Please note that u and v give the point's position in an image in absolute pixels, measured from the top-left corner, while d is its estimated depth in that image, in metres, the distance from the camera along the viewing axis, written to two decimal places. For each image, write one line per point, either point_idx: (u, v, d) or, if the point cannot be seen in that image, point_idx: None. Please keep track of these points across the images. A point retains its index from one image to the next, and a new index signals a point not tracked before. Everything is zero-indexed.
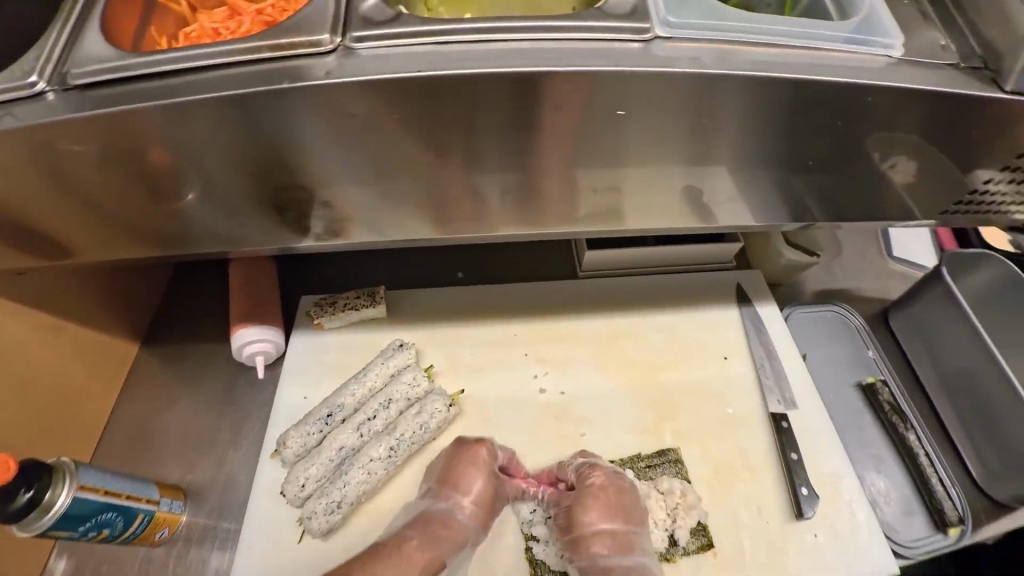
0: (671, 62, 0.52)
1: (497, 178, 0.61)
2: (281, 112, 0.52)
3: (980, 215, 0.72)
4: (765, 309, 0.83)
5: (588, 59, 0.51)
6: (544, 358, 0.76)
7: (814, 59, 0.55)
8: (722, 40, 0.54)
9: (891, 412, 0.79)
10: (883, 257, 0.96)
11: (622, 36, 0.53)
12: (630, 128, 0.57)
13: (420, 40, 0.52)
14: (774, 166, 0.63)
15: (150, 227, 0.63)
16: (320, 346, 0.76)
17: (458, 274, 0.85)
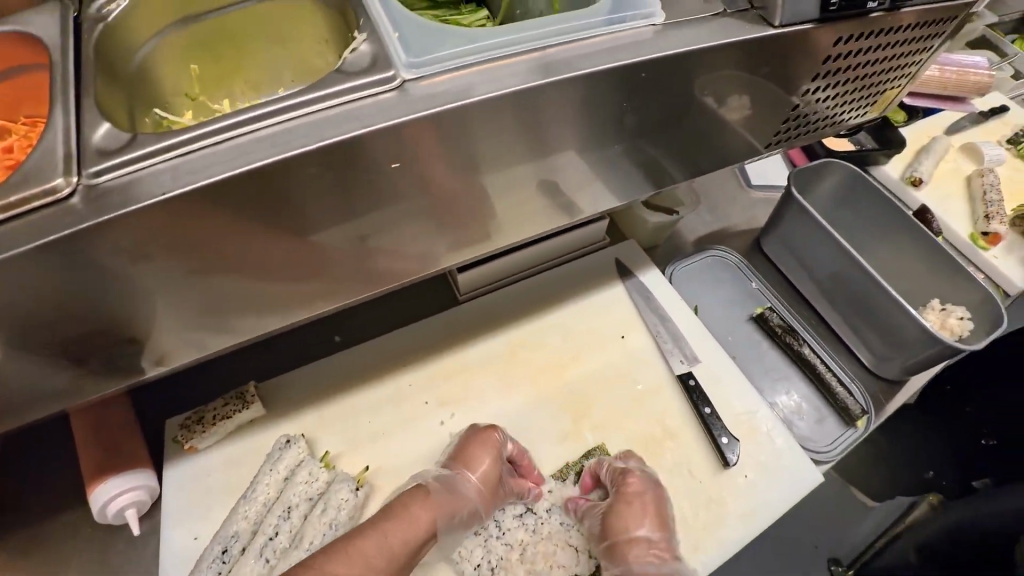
0: (434, 100, 0.47)
1: (320, 249, 0.53)
2: (32, 266, 0.42)
3: (803, 137, 0.75)
4: (648, 274, 0.85)
5: (350, 124, 0.45)
6: (448, 400, 0.72)
7: (583, 50, 0.52)
8: (487, 59, 0.50)
9: (783, 333, 0.83)
10: (743, 188, 1.01)
11: (369, 89, 0.47)
12: (432, 165, 0.51)
13: (157, 149, 0.43)
14: (606, 150, 0.61)
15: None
16: (201, 473, 0.68)
17: (336, 336, 0.80)
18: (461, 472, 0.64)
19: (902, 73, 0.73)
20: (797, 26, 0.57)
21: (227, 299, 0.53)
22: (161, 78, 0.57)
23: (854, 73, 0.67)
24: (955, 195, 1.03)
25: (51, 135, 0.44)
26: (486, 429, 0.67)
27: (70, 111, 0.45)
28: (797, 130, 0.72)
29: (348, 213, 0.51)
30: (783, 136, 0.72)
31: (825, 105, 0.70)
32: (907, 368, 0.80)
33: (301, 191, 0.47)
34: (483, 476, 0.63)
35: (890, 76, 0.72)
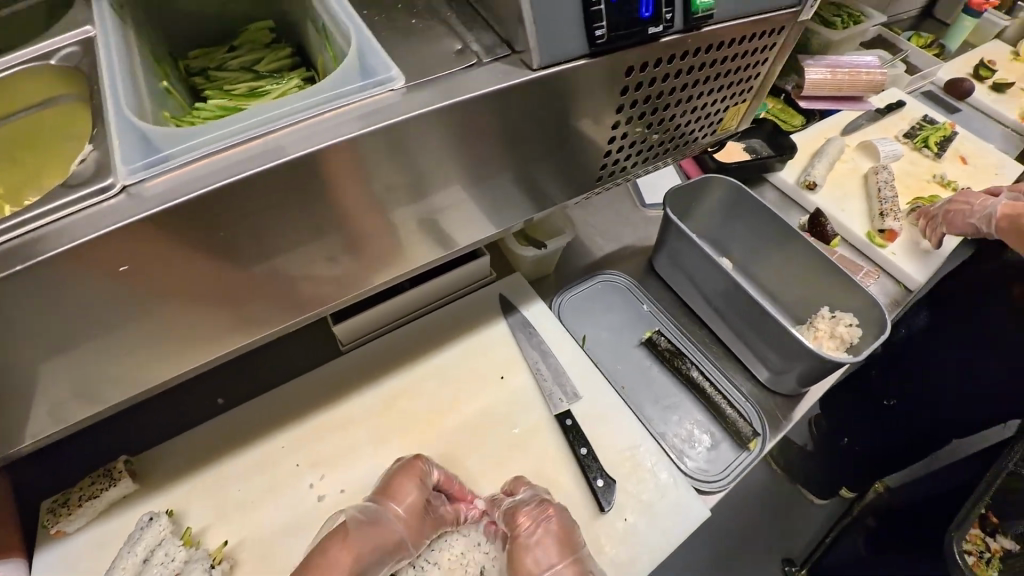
0: (164, 201, 0.41)
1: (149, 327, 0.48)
2: None
3: (638, 166, 0.68)
4: (532, 307, 0.85)
5: (80, 231, 0.40)
6: (319, 461, 0.71)
7: (305, 132, 0.45)
8: (220, 152, 0.44)
9: (672, 357, 0.83)
10: (638, 207, 1.03)
11: (93, 198, 0.42)
12: (237, 231, 0.46)
13: None
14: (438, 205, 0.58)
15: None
16: (63, 560, 0.66)
17: (219, 399, 0.79)
18: (387, 502, 0.63)
19: (733, 88, 0.67)
20: (565, 65, 0.48)
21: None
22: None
23: (669, 97, 0.60)
24: (852, 194, 1.03)
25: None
26: (411, 459, 0.67)
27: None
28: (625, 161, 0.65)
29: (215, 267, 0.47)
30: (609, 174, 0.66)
31: (649, 131, 0.64)
32: (796, 383, 0.81)
33: (119, 262, 0.42)
34: (407, 508, 0.62)
35: (720, 93, 0.66)
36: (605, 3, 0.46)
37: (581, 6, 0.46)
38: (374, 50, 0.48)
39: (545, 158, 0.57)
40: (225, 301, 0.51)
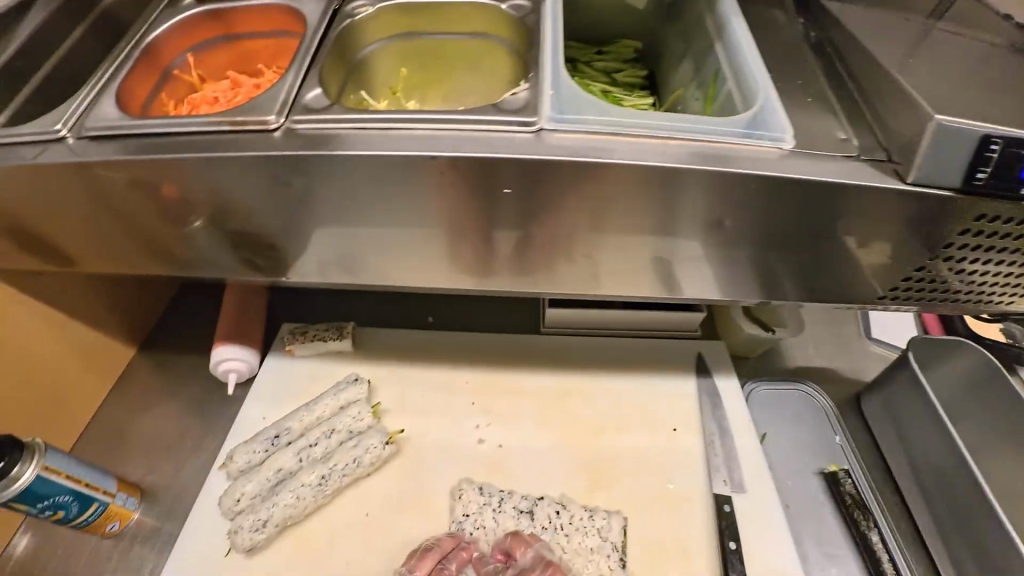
0: (560, 150, 0.57)
1: (431, 238, 0.65)
2: (259, 162, 0.60)
3: (931, 304, 0.68)
4: (725, 381, 0.83)
5: (505, 149, 0.57)
6: (490, 409, 0.77)
7: (689, 151, 0.57)
8: (616, 133, 0.59)
9: (853, 506, 0.73)
10: (862, 336, 0.96)
11: (511, 128, 0.59)
12: (574, 198, 0.60)
13: (369, 125, 0.60)
14: (709, 248, 0.65)
15: (132, 249, 0.71)
16: (288, 372, 0.82)
17: (429, 318, 0.91)
18: None
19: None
20: (931, 190, 0.55)
21: (362, 245, 0.68)
22: (377, 68, 0.77)
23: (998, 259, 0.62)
24: None
25: (280, 87, 0.64)
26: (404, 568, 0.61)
27: (299, 74, 0.65)
28: (921, 293, 0.66)
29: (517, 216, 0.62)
30: (896, 294, 0.67)
31: (959, 279, 0.64)
32: None
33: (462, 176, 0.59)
34: None
35: None
36: (1000, 152, 0.52)
37: (974, 151, 0.53)
38: (776, 111, 0.59)
39: (832, 249, 0.62)
40: (450, 234, 0.65)
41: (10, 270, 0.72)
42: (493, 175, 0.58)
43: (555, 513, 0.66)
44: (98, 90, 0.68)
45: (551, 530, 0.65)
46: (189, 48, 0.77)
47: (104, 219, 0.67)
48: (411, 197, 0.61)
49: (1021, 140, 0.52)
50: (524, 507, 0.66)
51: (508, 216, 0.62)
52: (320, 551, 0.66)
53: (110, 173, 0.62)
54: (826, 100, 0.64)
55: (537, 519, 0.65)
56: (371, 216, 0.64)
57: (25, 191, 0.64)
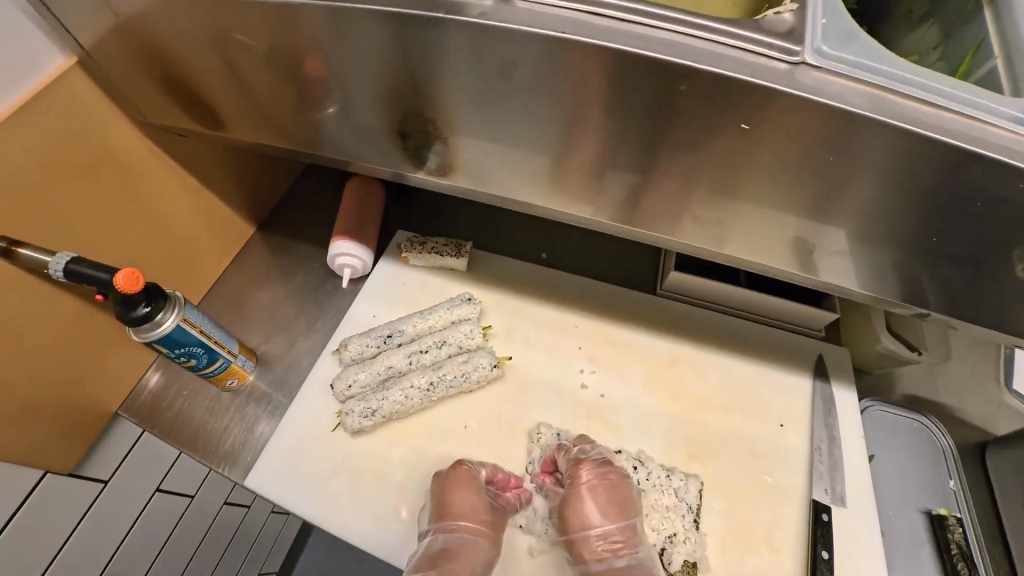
0: (819, 93, 0.47)
1: (574, 165, 0.62)
2: (447, 47, 0.53)
3: None
4: (842, 390, 0.78)
5: (772, 76, 0.48)
6: (597, 358, 0.76)
7: (950, 124, 0.47)
8: (881, 86, 0.48)
9: (957, 556, 0.69)
10: (998, 385, 0.84)
11: (771, 53, 0.49)
12: (783, 146, 0.51)
13: (601, 11, 0.50)
14: (897, 242, 0.58)
15: (280, 125, 0.70)
16: (400, 278, 0.83)
17: (543, 254, 0.88)
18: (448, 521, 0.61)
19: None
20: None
21: (517, 163, 0.64)
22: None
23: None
24: None
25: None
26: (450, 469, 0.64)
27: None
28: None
29: (669, 155, 0.56)
30: None
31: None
32: None
33: (653, 104, 0.52)
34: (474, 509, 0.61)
35: None
36: None
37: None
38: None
39: None
40: (590, 165, 0.61)
41: (151, 123, 0.71)
42: (703, 115, 0.51)
43: (633, 469, 0.66)
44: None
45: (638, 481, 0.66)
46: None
47: (254, 90, 0.65)
48: (583, 119, 0.56)
49: None
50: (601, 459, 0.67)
51: (686, 162, 0.56)
52: (416, 447, 0.69)
53: (246, 42, 0.58)
54: None
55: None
56: (540, 135, 0.59)
57: (179, 37, 0.60)
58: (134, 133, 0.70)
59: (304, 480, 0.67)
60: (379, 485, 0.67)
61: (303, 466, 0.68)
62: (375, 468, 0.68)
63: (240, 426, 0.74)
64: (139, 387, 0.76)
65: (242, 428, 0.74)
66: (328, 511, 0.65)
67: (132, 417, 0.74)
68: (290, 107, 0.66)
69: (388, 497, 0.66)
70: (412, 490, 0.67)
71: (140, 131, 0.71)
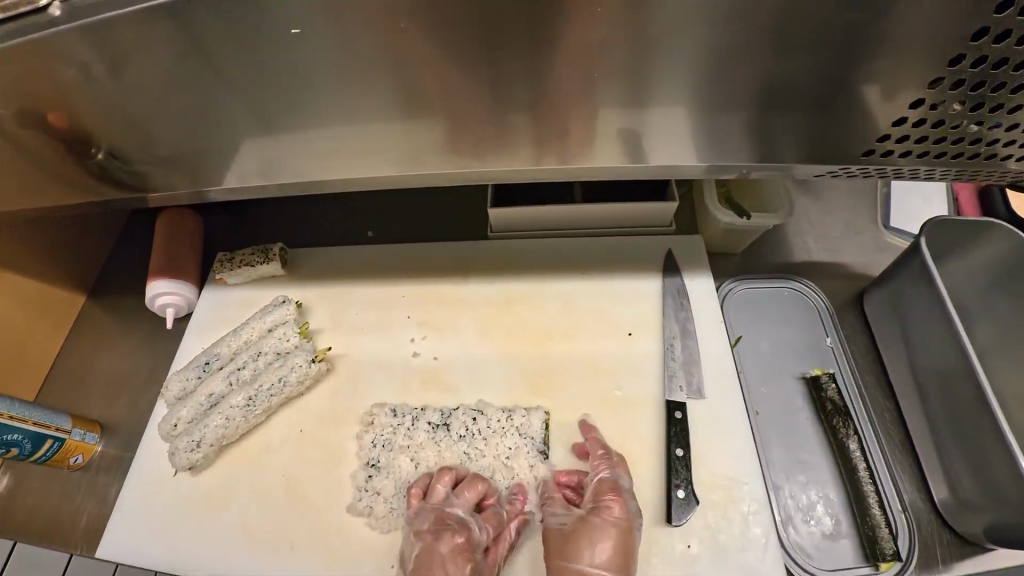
0: None
1: (297, 124, 0.57)
2: (92, 51, 0.49)
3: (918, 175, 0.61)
4: (696, 279, 0.73)
5: None
6: (426, 322, 0.72)
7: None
8: None
9: (832, 412, 0.65)
10: (877, 226, 0.80)
11: None
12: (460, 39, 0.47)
13: None
14: (636, 100, 0.52)
15: (31, 183, 0.65)
16: (223, 300, 0.79)
17: (369, 232, 0.84)
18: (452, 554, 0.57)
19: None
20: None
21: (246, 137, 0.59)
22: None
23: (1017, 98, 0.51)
24: None
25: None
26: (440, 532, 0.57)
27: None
28: (917, 144, 0.56)
29: (366, 81, 0.52)
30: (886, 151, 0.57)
31: (960, 125, 0.54)
32: (979, 526, 0.59)
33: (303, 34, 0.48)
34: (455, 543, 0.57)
35: None
36: None
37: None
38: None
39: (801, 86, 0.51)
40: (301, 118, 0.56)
41: None
42: (373, 30, 0.47)
43: (471, 421, 0.63)
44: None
45: (484, 427, 0.63)
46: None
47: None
48: (269, 66, 0.51)
49: None
50: (438, 421, 0.64)
51: (393, 82, 0.52)
52: (257, 464, 0.67)
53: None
54: None
55: (452, 429, 0.63)
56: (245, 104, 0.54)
57: None
58: None
59: (153, 531, 0.65)
60: (228, 512, 0.65)
61: (151, 516, 0.66)
62: (220, 497, 0.66)
63: (93, 498, 0.73)
64: None
65: (96, 500, 0.74)
66: (179, 553, 0.63)
67: None
68: (59, 150, 0.61)
69: (236, 523, 0.64)
70: (259, 511, 0.64)
71: None
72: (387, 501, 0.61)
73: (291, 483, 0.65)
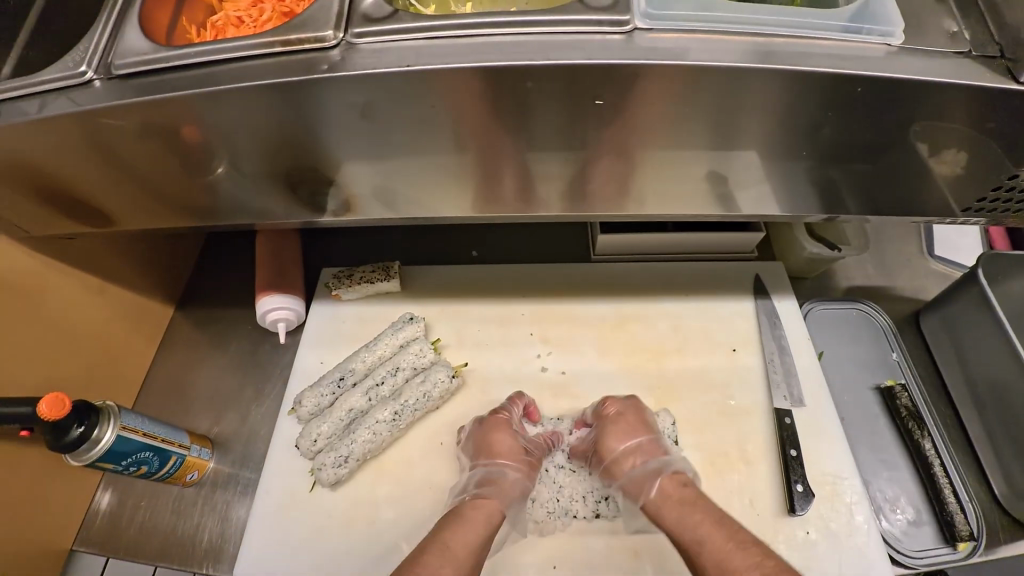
0: (659, 54, 0.49)
1: (473, 173, 0.60)
2: (320, 98, 0.51)
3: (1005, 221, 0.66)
4: (784, 300, 0.82)
5: (567, 53, 0.49)
6: (549, 339, 0.77)
7: (799, 48, 0.50)
8: (704, 30, 0.50)
9: (906, 417, 0.76)
10: (923, 255, 0.92)
11: (600, 29, 0.50)
12: (664, 110, 0.53)
13: (410, 32, 0.50)
14: (785, 161, 0.59)
15: (182, 202, 0.65)
16: (337, 316, 0.80)
17: (473, 252, 0.88)
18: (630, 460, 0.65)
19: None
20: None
21: (420, 175, 0.61)
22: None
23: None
24: None
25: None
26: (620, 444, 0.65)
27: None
28: (1006, 204, 0.62)
29: (556, 141, 0.56)
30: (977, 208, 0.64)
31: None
32: None
33: (519, 95, 0.51)
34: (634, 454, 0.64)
35: None
36: None
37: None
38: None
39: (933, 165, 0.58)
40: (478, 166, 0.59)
41: (38, 236, 0.66)
42: (589, 99, 0.52)
43: None
44: (119, 16, 0.53)
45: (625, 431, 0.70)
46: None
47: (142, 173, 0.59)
48: (474, 122, 0.54)
49: None
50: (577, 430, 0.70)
51: (584, 140, 0.56)
52: (397, 477, 0.69)
53: (112, 122, 0.53)
54: None
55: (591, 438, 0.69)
56: (440, 156, 0.58)
57: (52, 145, 0.55)
58: (21, 253, 0.65)
59: (297, 544, 0.67)
60: (374, 524, 0.67)
61: (292, 530, 0.67)
62: (365, 510, 0.68)
63: (213, 517, 0.72)
64: (92, 511, 0.73)
65: (216, 518, 0.72)
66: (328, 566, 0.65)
67: (91, 547, 0.71)
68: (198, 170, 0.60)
69: (385, 534, 0.67)
70: (405, 520, 0.67)
71: (25, 245, 0.65)
72: (543, 505, 0.66)
73: (436, 492, 0.69)
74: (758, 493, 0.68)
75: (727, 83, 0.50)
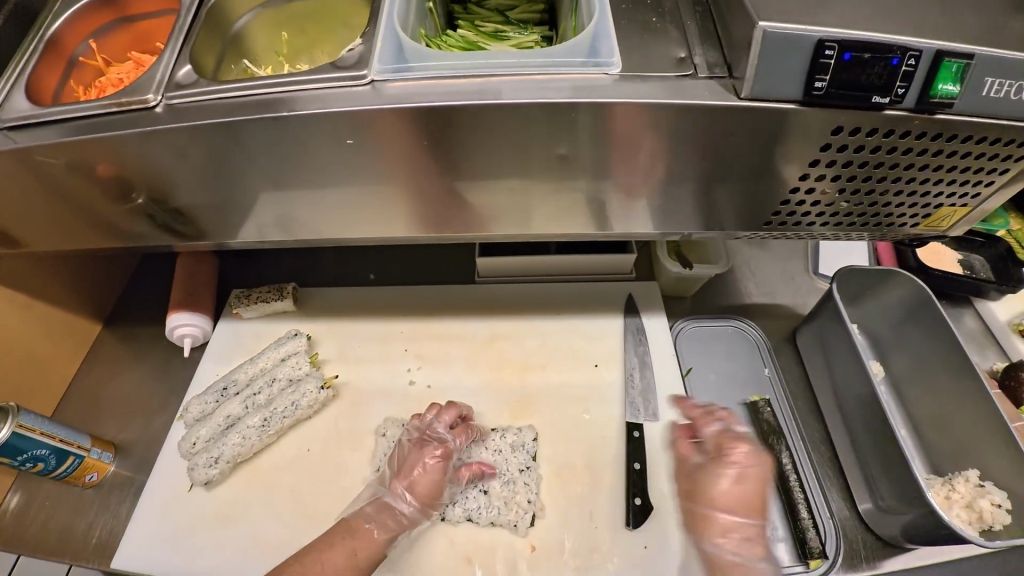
0: (390, 100, 0.56)
1: (328, 204, 0.68)
2: (163, 141, 0.60)
3: (829, 232, 0.69)
4: (652, 319, 0.85)
5: (334, 103, 0.57)
6: (421, 355, 0.83)
7: (539, 83, 0.56)
8: (459, 75, 0.57)
9: (768, 432, 0.77)
10: (807, 274, 0.95)
11: (343, 83, 0.58)
12: (461, 148, 0.60)
13: (225, 89, 0.59)
14: (649, 185, 0.63)
15: (77, 233, 0.74)
16: (238, 331, 0.88)
17: (370, 275, 0.95)
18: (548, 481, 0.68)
19: (981, 185, 0.61)
20: (777, 104, 0.52)
21: (306, 208, 0.69)
22: (253, 38, 0.73)
23: (885, 171, 0.59)
24: None
25: (156, 67, 0.62)
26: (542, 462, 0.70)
27: (174, 52, 0.63)
28: (813, 216, 0.66)
29: (380, 173, 0.63)
30: (784, 222, 0.67)
31: (844, 198, 0.63)
32: (898, 531, 0.70)
33: (328, 134, 0.59)
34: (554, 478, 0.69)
35: (946, 182, 0.61)
36: (836, 57, 0.49)
37: (810, 56, 0.49)
38: (609, 34, 0.59)
39: (733, 193, 0.63)
40: (331, 195, 0.67)
41: None
42: (397, 140, 0.59)
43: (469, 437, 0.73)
44: (15, 81, 0.64)
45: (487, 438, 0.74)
46: (91, 33, 0.71)
47: (40, 207, 0.69)
48: (301, 157, 0.62)
49: (860, 44, 0.48)
50: None
51: (445, 176, 0.63)
52: (267, 482, 0.75)
53: (50, 160, 0.63)
54: (680, 23, 0.60)
55: None
56: (293, 190, 0.66)
57: None
58: None
59: (169, 540, 0.72)
60: (240, 525, 0.72)
61: (167, 527, 0.73)
62: (233, 511, 0.73)
63: (106, 517, 0.78)
64: (1, 509, 0.80)
65: (109, 518, 0.79)
66: (194, 562, 0.70)
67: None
68: (97, 204, 0.69)
69: (248, 533, 0.71)
70: (267, 521, 0.72)
71: None
72: None
73: (300, 496, 0.73)
74: (605, 507, 0.70)
75: (490, 117, 0.56)
